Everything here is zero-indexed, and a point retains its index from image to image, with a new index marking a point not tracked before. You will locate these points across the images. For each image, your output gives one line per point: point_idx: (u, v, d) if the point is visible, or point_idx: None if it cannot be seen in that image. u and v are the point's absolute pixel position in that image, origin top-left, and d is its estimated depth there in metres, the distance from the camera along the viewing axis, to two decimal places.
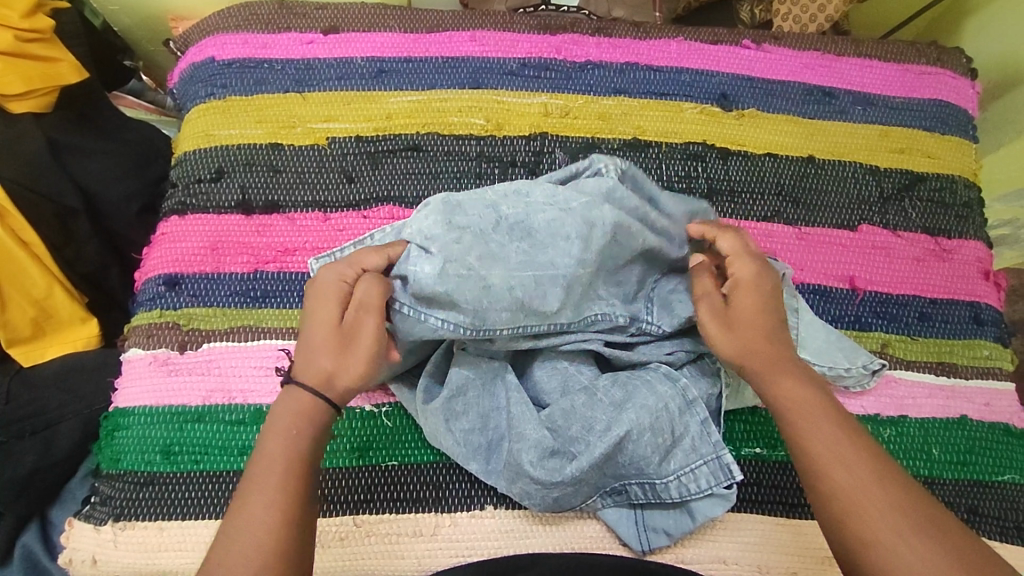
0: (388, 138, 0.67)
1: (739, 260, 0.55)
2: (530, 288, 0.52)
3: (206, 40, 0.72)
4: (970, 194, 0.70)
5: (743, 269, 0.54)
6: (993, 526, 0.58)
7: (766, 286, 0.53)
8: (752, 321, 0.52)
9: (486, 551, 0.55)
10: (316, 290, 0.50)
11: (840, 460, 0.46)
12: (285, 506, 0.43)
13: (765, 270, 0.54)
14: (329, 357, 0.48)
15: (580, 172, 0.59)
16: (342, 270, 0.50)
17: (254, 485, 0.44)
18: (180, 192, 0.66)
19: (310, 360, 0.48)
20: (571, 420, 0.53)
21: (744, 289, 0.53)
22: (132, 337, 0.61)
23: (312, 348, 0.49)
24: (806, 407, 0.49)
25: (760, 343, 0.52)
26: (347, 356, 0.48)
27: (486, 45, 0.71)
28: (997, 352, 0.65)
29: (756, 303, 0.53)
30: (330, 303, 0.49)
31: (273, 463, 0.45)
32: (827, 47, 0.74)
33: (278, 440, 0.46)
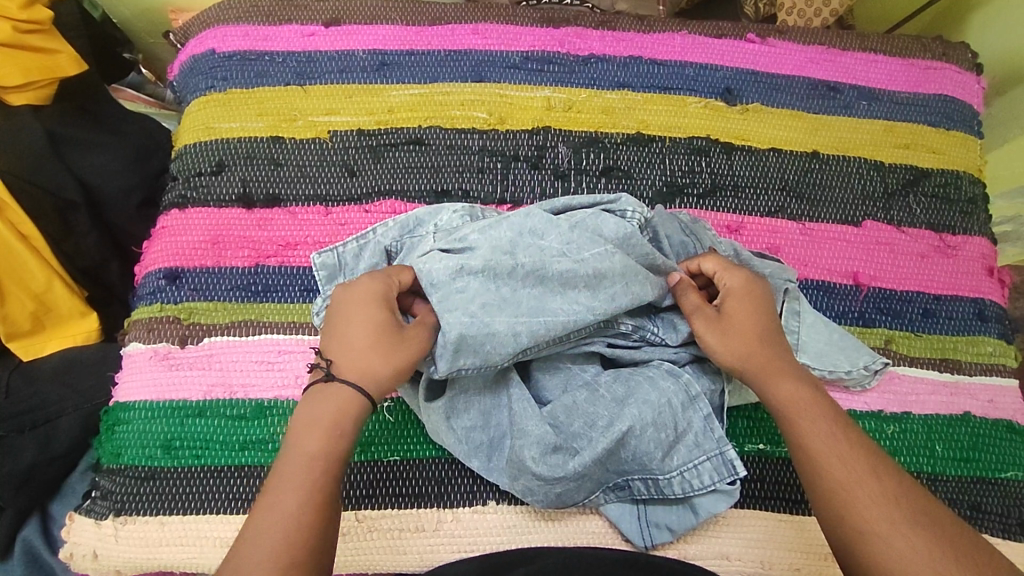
0: (390, 131, 0.67)
1: (727, 272, 0.56)
2: (536, 333, 0.51)
3: (206, 32, 0.71)
4: (975, 190, 0.69)
5: (733, 278, 0.55)
6: (996, 522, 0.58)
7: (756, 292, 0.55)
8: (744, 327, 0.53)
9: (488, 546, 0.55)
10: (353, 294, 0.50)
11: (838, 456, 0.46)
12: (318, 508, 0.43)
13: (753, 278, 0.56)
14: (378, 356, 0.48)
15: (603, 203, 0.60)
16: (377, 276, 0.51)
17: (289, 480, 0.43)
18: (180, 186, 0.65)
19: (353, 356, 0.48)
20: (573, 417, 0.53)
21: (736, 296, 0.55)
22: (133, 331, 0.61)
23: (357, 348, 0.48)
24: (806, 406, 0.49)
25: (756, 347, 0.52)
26: (396, 355, 0.49)
27: (489, 38, 0.71)
28: (1000, 349, 0.65)
29: (747, 310, 0.54)
30: (373, 305, 0.50)
31: (311, 461, 0.44)
32: (832, 41, 0.73)
33: (317, 436, 0.45)
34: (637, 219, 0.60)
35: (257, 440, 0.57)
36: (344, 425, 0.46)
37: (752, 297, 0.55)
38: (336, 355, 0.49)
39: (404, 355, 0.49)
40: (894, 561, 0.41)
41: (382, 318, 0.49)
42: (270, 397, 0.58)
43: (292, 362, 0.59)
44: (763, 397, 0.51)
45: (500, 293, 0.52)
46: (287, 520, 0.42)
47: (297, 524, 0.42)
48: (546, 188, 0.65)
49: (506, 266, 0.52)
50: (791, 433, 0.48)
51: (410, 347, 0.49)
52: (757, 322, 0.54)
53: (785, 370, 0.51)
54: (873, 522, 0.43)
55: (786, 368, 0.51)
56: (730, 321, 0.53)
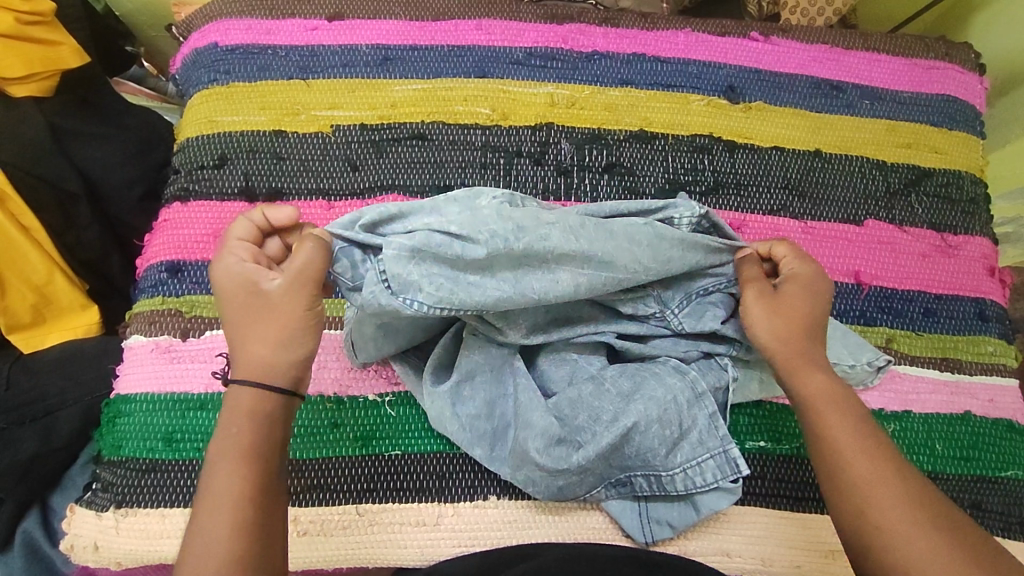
0: (393, 126, 0.67)
1: (801, 260, 0.55)
2: (593, 287, 0.50)
3: (209, 26, 0.71)
4: (977, 190, 0.69)
5: (799, 265, 0.54)
6: (995, 521, 0.58)
7: (818, 285, 0.54)
8: (796, 308, 0.52)
9: (489, 541, 0.55)
10: (217, 290, 0.48)
11: (856, 456, 0.46)
12: (245, 503, 0.43)
13: (819, 275, 0.54)
14: (259, 344, 0.47)
15: (654, 209, 0.55)
16: (225, 259, 0.48)
17: (214, 481, 0.44)
18: (182, 178, 0.65)
19: (242, 353, 0.47)
20: (578, 410, 0.53)
21: (797, 282, 0.53)
22: (134, 324, 0.61)
23: (242, 347, 0.47)
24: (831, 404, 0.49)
25: (801, 336, 0.52)
26: (277, 334, 0.47)
27: (492, 34, 0.70)
28: (1000, 349, 0.65)
29: (803, 296, 0.53)
30: (234, 293, 0.48)
31: (233, 454, 0.44)
32: (836, 40, 0.73)
33: (234, 429, 0.45)
34: (688, 225, 0.55)
35: None
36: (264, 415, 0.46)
37: (812, 288, 0.53)
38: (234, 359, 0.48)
39: (283, 330, 0.47)
40: (910, 561, 0.42)
41: (250, 302, 0.47)
42: None
43: None
44: (789, 389, 0.51)
45: (575, 248, 0.48)
46: (218, 522, 0.42)
47: (226, 524, 0.42)
48: (549, 184, 0.65)
49: (578, 220, 0.49)
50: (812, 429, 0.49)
51: (286, 314, 0.47)
52: (816, 316, 0.53)
53: (813, 365, 0.51)
54: (889, 524, 0.43)
55: (819, 362, 0.51)
56: (787, 306, 0.52)
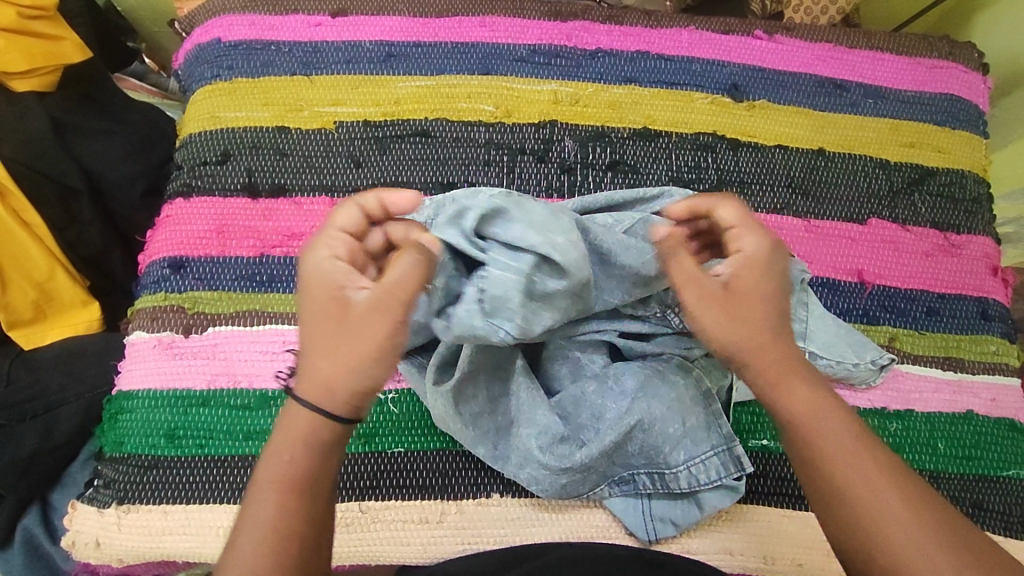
0: (396, 123, 0.66)
1: (748, 232, 0.47)
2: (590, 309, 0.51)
3: (212, 21, 0.71)
4: (979, 189, 0.69)
5: (753, 243, 0.46)
6: (996, 521, 0.59)
7: (776, 265, 0.47)
8: (753, 302, 0.46)
9: (492, 539, 0.55)
10: (301, 280, 0.44)
11: (856, 475, 0.42)
12: (279, 544, 0.39)
13: (774, 244, 0.47)
14: (325, 360, 0.42)
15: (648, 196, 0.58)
16: (320, 242, 0.44)
17: (244, 520, 0.40)
18: (185, 174, 0.65)
19: (308, 367, 0.42)
20: (581, 408, 0.54)
21: (749, 266, 0.46)
22: (136, 320, 0.61)
23: (308, 353, 0.42)
24: (821, 418, 0.44)
25: (769, 335, 0.45)
26: (344, 351, 0.41)
27: (496, 31, 0.70)
28: (1002, 348, 0.65)
29: (760, 284, 0.46)
30: (316, 291, 0.43)
31: (263, 492, 0.40)
32: (839, 39, 0.73)
33: (271, 463, 0.41)
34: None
35: (261, 429, 0.57)
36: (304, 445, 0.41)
37: (768, 268, 0.46)
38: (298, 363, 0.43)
39: (353, 349, 0.41)
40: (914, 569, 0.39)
41: (328, 306, 0.43)
42: (274, 386, 0.58)
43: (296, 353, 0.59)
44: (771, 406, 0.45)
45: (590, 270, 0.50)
46: (242, 570, 0.38)
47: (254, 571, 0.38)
48: (553, 181, 0.65)
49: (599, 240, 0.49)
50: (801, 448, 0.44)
51: (359, 332, 0.41)
52: (770, 301, 0.46)
53: (797, 373, 0.45)
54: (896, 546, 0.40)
55: (801, 369, 0.46)
56: (738, 299, 0.45)
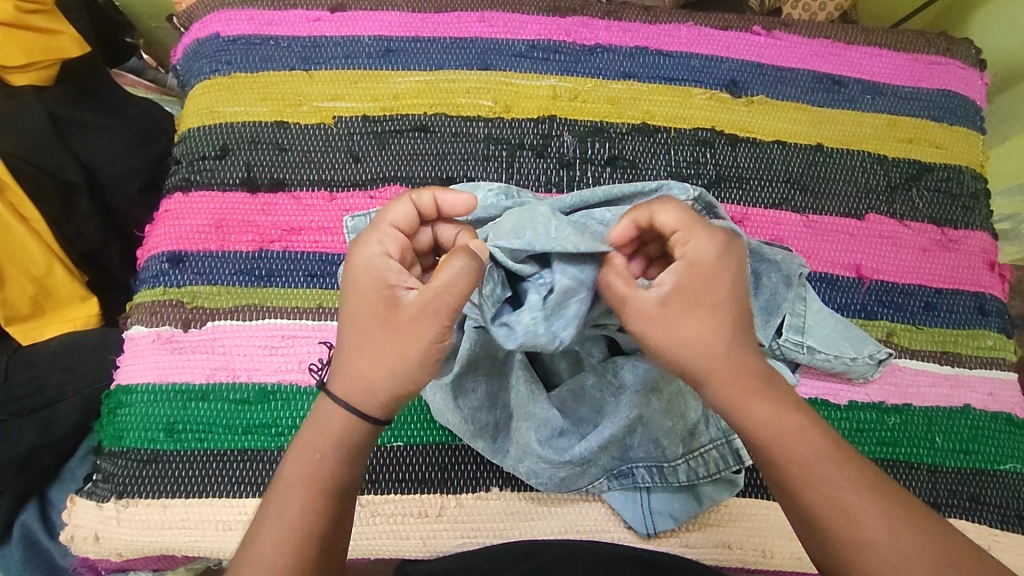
0: (395, 118, 0.66)
1: (690, 235, 0.44)
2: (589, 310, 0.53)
3: (210, 16, 0.71)
4: (977, 185, 0.69)
5: (696, 247, 0.44)
6: (993, 514, 0.59)
7: (722, 266, 0.44)
8: (699, 313, 0.43)
9: (491, 533, 0.55)
10: (349, 273, 0.45)
11: (833, 494, 0.42)
12: (298, 543, 0.41)
13: (725, 244, 0.45)
14: (365, 361, 0.43)
15: (648, 191, 0.58)
16: (373, 237, 0.45)
17: (267, 513, 0.42)
18: (184, 169, 0.65)
19: (347, 364, 0.44)
20: (581, 402, 0.55)
21: (694, 273, 0.44)
22: (135, 315, 0.61)
23: (351, 349, 0.44)
24: (791, 443, 0.42)
25: (724, 353, 0.43)
26: (385, 352, 0.43)
27: (495, 26, 0.70)
28: (1000, 343, 0.65)
29: (704, 291, 0.44)
30: (366, 286, 0.44)
31: (290, 487, 0.42)
32: (838, 35, 0.73)
33: (298, 459, 0.43)
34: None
35: (260, 423, 0.57)
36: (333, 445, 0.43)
37: (717, 273, 0.44)
38: (340, 358, 0.45)
39: (399, 350, 0.43)
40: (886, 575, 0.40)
41: (380, 303, 0.43)
42: (273, 380, 0.58)
43: (296, 347, 0.59)
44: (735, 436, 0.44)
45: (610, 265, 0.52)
46: (262, 558, 0.41)
47: (272, 561, 0.41)
48: (552, 176, 0.65)
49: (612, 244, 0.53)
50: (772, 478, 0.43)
51: (407, 332, 0.42)
52: (717, 311, 0.44)
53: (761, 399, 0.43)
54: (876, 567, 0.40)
55: (761, 390, 0.44)
56: (684, 309, 0.43)
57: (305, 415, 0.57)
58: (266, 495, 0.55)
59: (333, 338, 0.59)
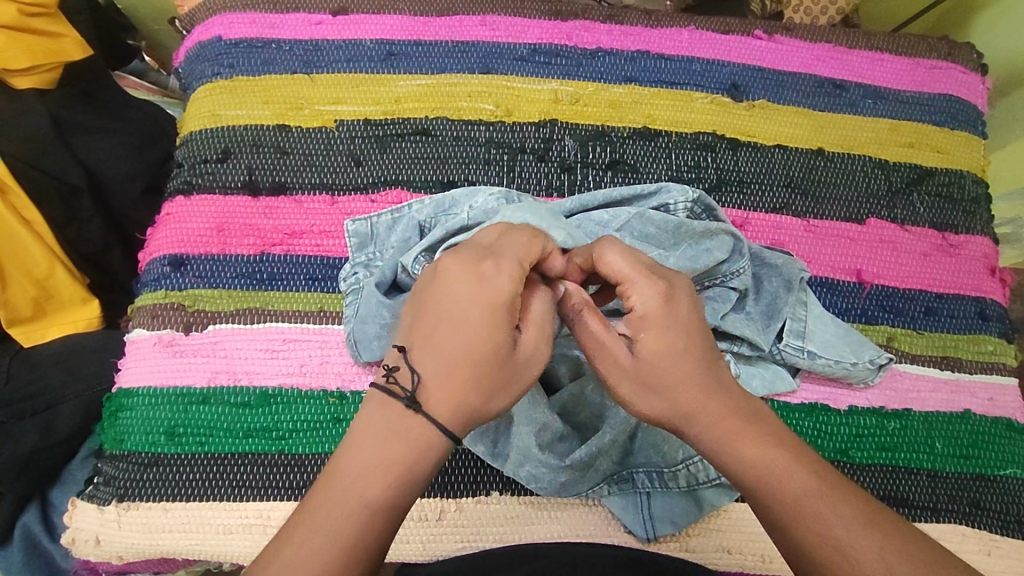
0: (396, 121, 0.66)
1: (636, 287, 0.45)
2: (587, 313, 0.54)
3: (212, 19, 0.71)
4: (978, 189, 0.69)
5: (643, 296, 0.45)
6: (993, 519, 0.59)
7: (674, 314, 0.45)
8: (663, 368, 0.44)
9: (492, 537, 0.55)
10: (458, 299, 0.44)
11: (823, 520, 0.41)
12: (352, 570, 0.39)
13: (672, 291, 0.46)
14: (478, 389, 0.42)
15: (648, 194, 0.60)
16: (507, 261, 0.45)
17: (319, 523, 0.39)
18: (185, 173, 0.65)
19: (450, 389, 0.42)
20: (580, 408, 0.55)
21: (648, 324, 0.45)
22: (136, 318, 0.61)
23: (450, 359, 0.42)
24: (775, 471, 0.42)
25: (698, 398, 0.44)
26: (491, 374, 0.42)
27: (497, 30, 0.70)
28: (1000, 348, 0.65)
29: (666, 344, 0.44)
30: (485, 313, 0.43)
31: (360, 511, 0.40)
32: (839, 39, 0.73)
33: (376, 484, 0.40)
34: (683, 209, 0.59)
35: (260, 428, 0.57)
36: (407, 469, 0.41)
37: (666, 321, 0.45)
38: (426, 365, 0.43)
39: (507, 379, 0.43)
40: None
41: (494, 323, 0.43)
42: (274, 384, 0.58)
43: (297, 351, 0.59)
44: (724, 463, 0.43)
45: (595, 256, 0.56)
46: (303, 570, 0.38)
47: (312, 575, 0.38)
48: (553, 180, 0.65)
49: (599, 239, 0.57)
50: (762, 507, 0.42)
51: (517, 361, 0.44)
52: (680, 363, 0.44)
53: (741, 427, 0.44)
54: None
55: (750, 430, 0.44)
56: (650, 365, 0.45)
57: (307, 419, 0.57)
58: (268, 499, 0.56)
59: (335, 342, 0.59)
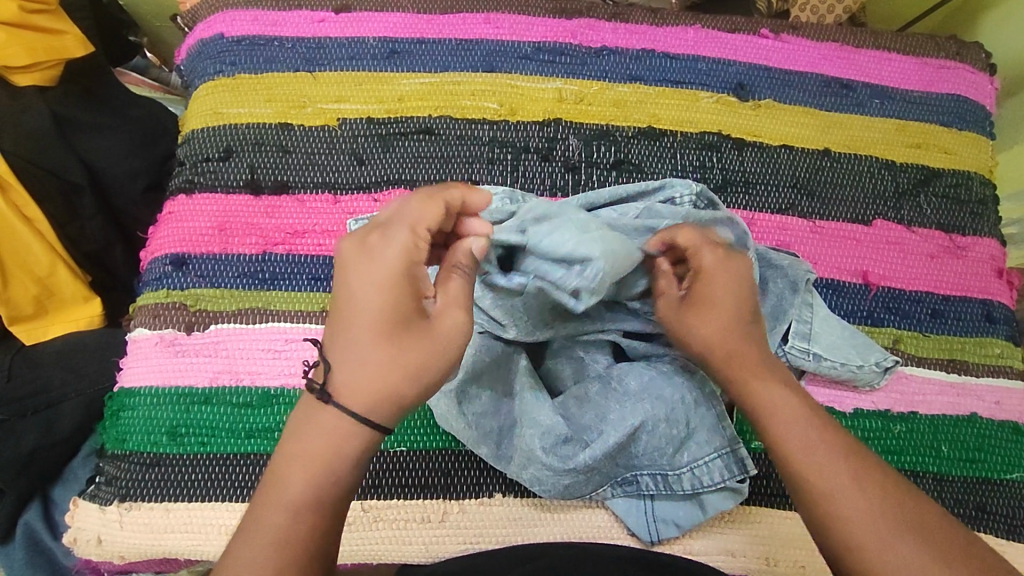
0: (399, 120, 0.66)
1: (705, 247, 0.50)
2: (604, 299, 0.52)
3: (214, 16, 0.71)
4: (986, 191, 0.69)
5: (710, 257, 0.50)
6: (1000, 523, 0.59)
7: (733, 273, 0.50)
8: (718, 311, 0.50)
9: (494, 539, 0.55)
10: (354, 282, 0.43)
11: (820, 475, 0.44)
12: (309, 536, 0.40)
13: (729, 252, 0.51)
14: (390, 370, 0.42)
15: (651, 190, 0.58)
16: (400, 228, 0.44)
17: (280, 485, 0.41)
18: (187, 171, 0.65)
19: (362, 374, 0.42)
20: (585, 408, 0.53)
21: (709, 277, 0.50)
22: (138, 317, 0.61)
23: (361, 345, 0.43)
24: (781, 417, 0.46)
25: (740, 345, 0.49)
26: (401, 353, 0.42)
27: (501, 28, 0.70)
28: (1007, 351, 0.64)
29: (724, 294, 0.50)
30: (385, 292, 0.43)
31: (297, 491, 0.41)
32: (846, 38, 0.73)
33: (299, 477, 0.41)
34: (688, 203, 0.58)
35: (263, 427, 0.57)
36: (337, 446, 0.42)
37: (725, 277, 0.50)
38: (336, 356, 0.43)
39: (421, 357, 0.43)
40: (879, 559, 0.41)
41: (397, 297, 0.43)
42: (277, 385, 0.58)
43: (299, 351, 0.59)
44: None
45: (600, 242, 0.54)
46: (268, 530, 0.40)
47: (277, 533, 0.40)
48: (557, 180, 0.65)
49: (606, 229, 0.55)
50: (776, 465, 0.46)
51: (435, 334, 0.43)
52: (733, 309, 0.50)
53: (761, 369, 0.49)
54: (862, 560, 0.41)
55: None
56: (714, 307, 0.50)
57: None
58: None
59: None
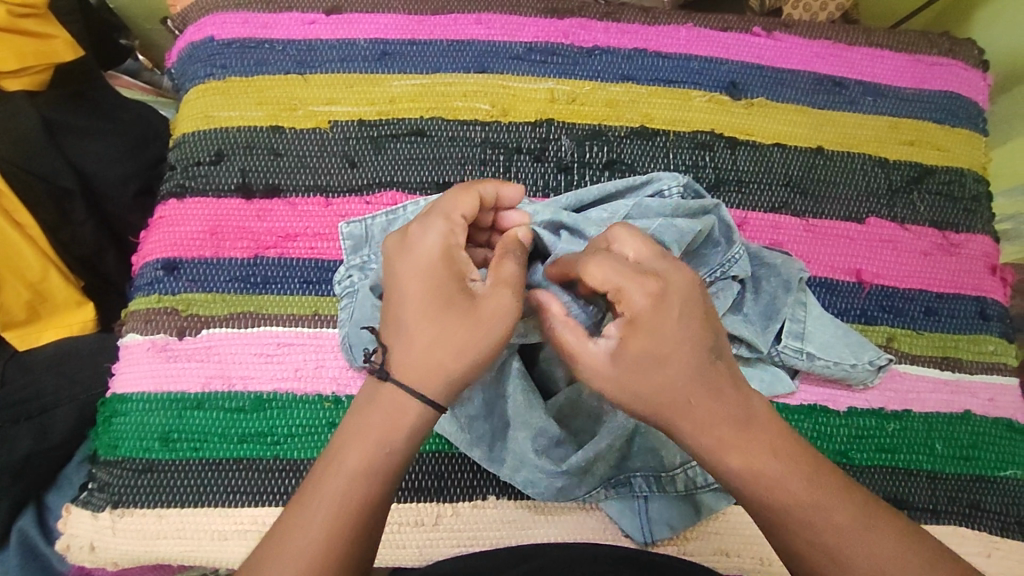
0: (390, 122, 0.66)
1: (628, 287, 0.42)
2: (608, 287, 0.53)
3: (205, 18, 0.70)
4: (979, 188, 0.69)
5: (637, 298, 0.42)
6: (994, 521, 0.59)
7: (667, 315, 0.42)
8: (653, 362, 0.42)
9: (488, 541, 0.55)
10: (401, 268, 0.46)
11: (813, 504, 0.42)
12: (359, 512, 0.41)
13: (663, 291, 0.42)
14: (438, 348, 0.44)
15: (641, 184, 0.59)
16: (440, 216, 0.47)
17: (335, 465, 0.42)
18: (179, 175, 0.64)
19: (417, 354, 0.44)
20: (578, 411, 0.54)
21: (641, 326, 0.42)
22: (130, 322, 0.60)
23: (414, 327, 0.44)
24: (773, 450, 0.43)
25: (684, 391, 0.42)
26: (449, 330, 0.44)
27: (492, 28, 0.70)
28: (1001, 348, 0.64)
29: (655, 343, 0.42)
30: (432, 274, 0.45)
31: (352, 468, 0.42)
32: (839, 36, 0.72)
33: (356, 451, 0.42)
34: (677, 194, 0.58)
35: (256, 432, 0.57)
36: (385, 430, 0.43)
37: (661, 322, 0.42)
38: (394, 341, 0.45)
39: (468, 334, 0.44)
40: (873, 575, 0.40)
41: (441, 278, 0.45)
42: (269, 389, 0.58)
43: (292, 355, 0.59)
44: (725, 467, 0.43)
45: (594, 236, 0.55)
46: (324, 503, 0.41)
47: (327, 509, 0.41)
48: (549, 180, 0.65)
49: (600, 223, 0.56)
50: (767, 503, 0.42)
51: (481, 313, 0.44)
52: (673, 360, 0.42)
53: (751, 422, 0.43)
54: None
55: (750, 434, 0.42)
56: (642, 362, 0.42)
57: (302, 424, 0.57)
58: (262, 504, 0.55)
59: (329, 346, 0.59)
